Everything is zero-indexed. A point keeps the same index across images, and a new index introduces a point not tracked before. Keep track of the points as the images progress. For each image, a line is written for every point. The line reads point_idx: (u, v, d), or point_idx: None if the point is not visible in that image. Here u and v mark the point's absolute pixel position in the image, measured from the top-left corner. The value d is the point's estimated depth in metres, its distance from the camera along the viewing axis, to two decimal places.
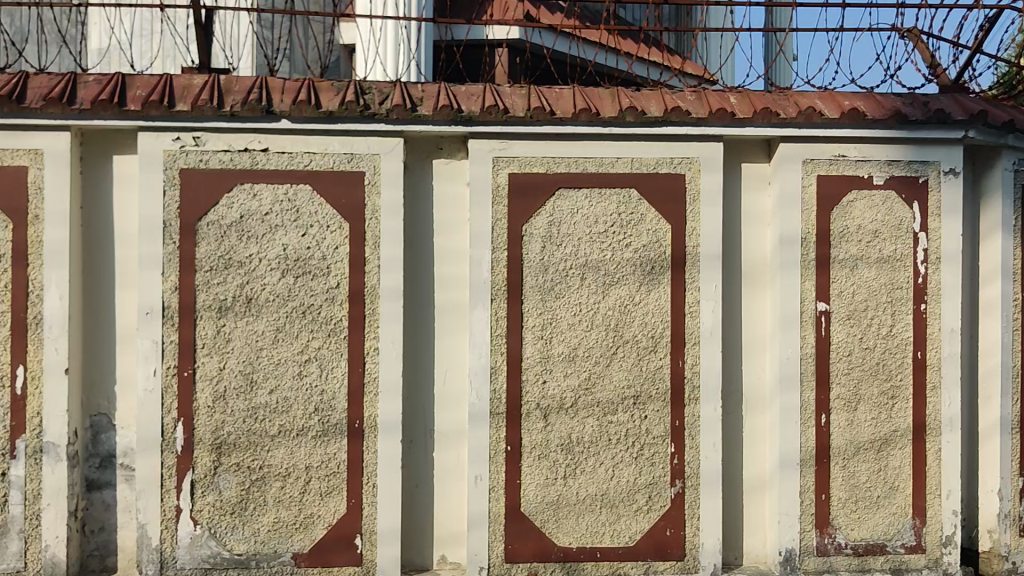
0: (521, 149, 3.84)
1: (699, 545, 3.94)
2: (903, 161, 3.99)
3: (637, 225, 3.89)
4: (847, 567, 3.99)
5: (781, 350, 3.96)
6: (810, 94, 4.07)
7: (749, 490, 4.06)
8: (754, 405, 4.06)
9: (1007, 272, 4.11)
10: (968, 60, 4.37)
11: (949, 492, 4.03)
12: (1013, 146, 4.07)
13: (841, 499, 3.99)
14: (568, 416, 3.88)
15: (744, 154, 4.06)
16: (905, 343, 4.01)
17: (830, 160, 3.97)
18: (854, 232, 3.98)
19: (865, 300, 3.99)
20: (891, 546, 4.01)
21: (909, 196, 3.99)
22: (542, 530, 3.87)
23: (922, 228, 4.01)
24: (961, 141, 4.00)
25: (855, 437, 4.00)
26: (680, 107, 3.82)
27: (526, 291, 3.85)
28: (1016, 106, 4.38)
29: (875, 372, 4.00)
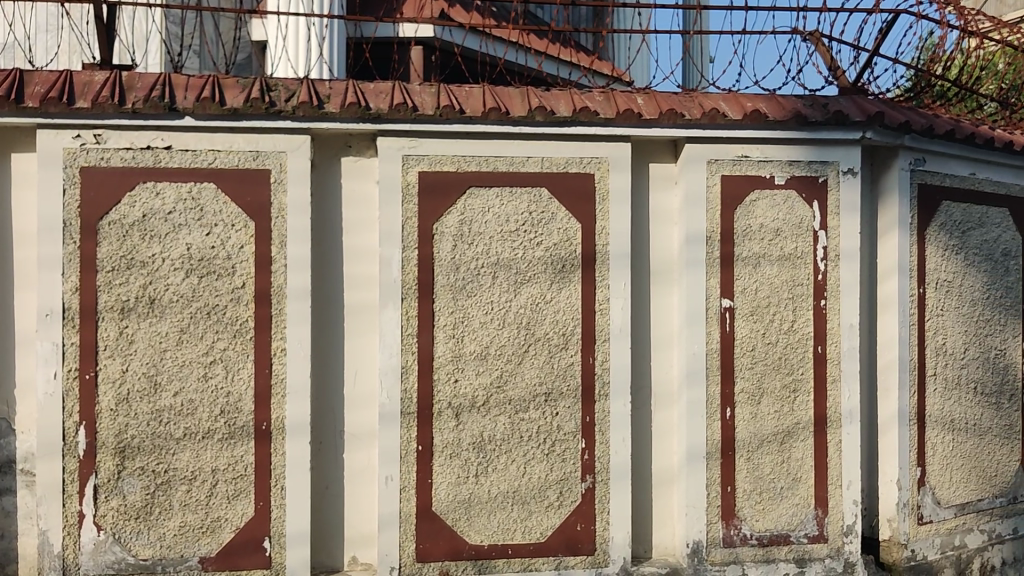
0: (430, 148, 3.83)
1: (609, 540, 3.98)
2: (804, 162, 4.09)
3: (547, 224, 3.93)
4: (752, 558, 4.08)
5: (688, 346, 4.02)
6: (715, 95, 4.14)
7: (659, 483, 4.12)
8: (663, 400, 4.12)
9: (904, 269, 4.25)
10: (867, 62, 4.50)
11: (849, 483, 4.16)
12: (909, 147, 4.21)
13: (746, 491, 4.08)
14: (479, 414, 3.89)
15: (651, 153, 4.12)
16: (806, 338, 4.12)
17: (734, 161, 4.05)
18: (756, 230, 4.07)
19: (768, 296, 4.09)
20: (794, 536, 4.11)
21: (809, 195, 4.11)
22: (453, 529, 3.87)
23: (822, 226, 4.13)
24: (859, 141, 4.12)
25: (759, 430, 4.09)
26: (589, 107, 3.86)
27: (437, 290, 3.84)
28: (913, 108, 4.52)
29: (777, 366, 4.10)
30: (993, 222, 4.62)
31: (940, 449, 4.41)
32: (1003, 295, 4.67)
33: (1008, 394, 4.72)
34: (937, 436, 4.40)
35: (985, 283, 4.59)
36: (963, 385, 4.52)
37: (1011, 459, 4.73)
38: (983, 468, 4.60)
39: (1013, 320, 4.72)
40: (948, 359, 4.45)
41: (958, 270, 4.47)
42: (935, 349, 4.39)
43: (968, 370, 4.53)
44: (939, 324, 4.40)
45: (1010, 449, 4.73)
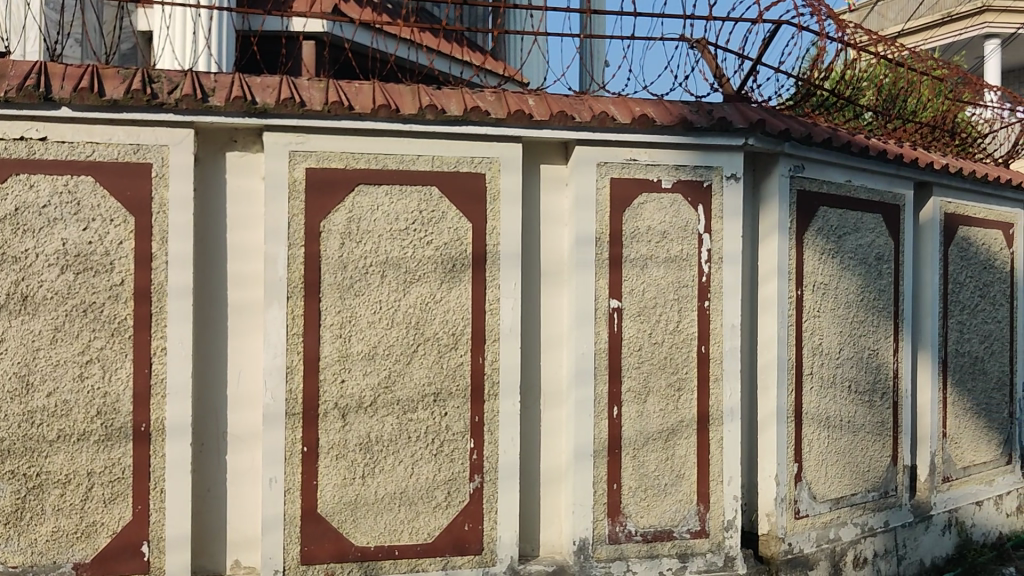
0: (318, 144, 3.78)
1: (496, 539, 4.00)
2: (689, 166, 4.19)
3: (437, 223, 3.92)
4: (637, 554, 4.15)
5: (576, 346, 4.06)
6: (605, 99, 4.21)
7: (546, 482, 4.17)
8: (551, 400, 4.16)
9: (783, 271, 4.39)
10: (751, 70, 4.63)
11: (729, 479, 4.28)
12: (789, 153, 4.36)
13: (631, 488, 4.15)
14: (366, 415, 3.86)
15: (541, 155, 4.15)
16: (691, 337, 4.23)
17: (623, 164, 4.11)
18: (643, 233, 4.15)
19: (654, 297, 4.17)
20: (677, 532, 4.21)
21: (693, 199, 4.21)
22: (339, 531, 3.84)
23: (706, 229, 4.23)
24: (741, 148, 4.24)
25: (645, 428, 4.17)
26: (479, 107, 3.88)
27: (324, 289, 3.80)
28: (793, 116, 4.67)
29: (662, 365, 4.19)
30: (867, 227, 4.83)
31: (816, 445, 4.58)
32: (876, 297, 4.87)
33: (880, 392, 4.93)
34: (813, 433, 4.57)
35: (859, 285, 4.78)
36: (838, 383, 4.70)
37: (882, 455, 4.94)
38: (856, 463, 4.79)
39: (885, 321, 4.94)
40: (823, 359, 4.62)
41: (834, 273, 4.65)
42: (811, 349, 4.55)
43: (843, 369, 4.72)
44: (816, 325, 4.57)
45: (882, 445, 4.94)
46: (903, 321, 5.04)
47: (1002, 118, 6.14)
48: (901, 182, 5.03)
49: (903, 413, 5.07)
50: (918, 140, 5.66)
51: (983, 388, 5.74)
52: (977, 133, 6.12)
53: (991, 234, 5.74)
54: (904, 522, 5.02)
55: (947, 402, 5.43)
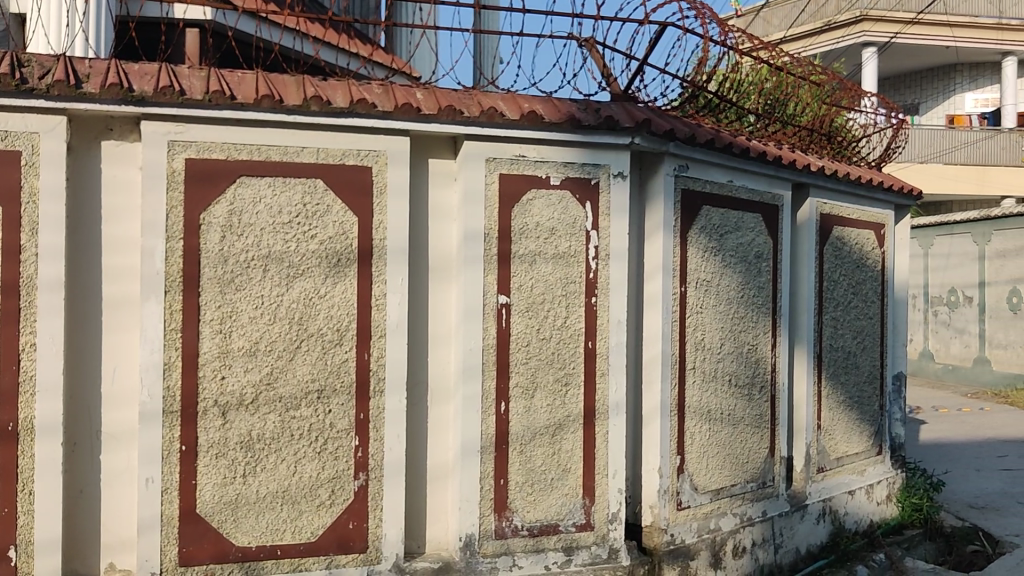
0: (199, 134, 3.67)
1: (381, 536, 3.96)
2: (577, 164, 4.24)
3: (322, 216, 3.86)
4: (523, 549, 4.17)
5: (463, 342, 4.05)
6: (494, 95, 4.21)
7: (433, 478, 4.16)
8: (438, 396, 4.16)
9: (667, 269, 4.47)
10: (637, 70, 4.69)
11: (614, 473, 4.35)
12: (673, 153, 4.44)
13: (517, 483, 4.16)
14: (247, 413, 3.77)
15: (430, 149, 4.13)
16: (577, 333, 4.27)
17: (512, 160, 4.12)
18: (532, 229, 4.17)
19: (542, 293, 4.20)
20: (563, 526, 4.25)
21: (581, 196, 4.26)
22: (219, 531, 3.74)
23: (593, 227, 4.29)
24: (628, 147, 4.30)
25: (532, 423, 4.19)
26: (365, 99, 3.82)
27: (203, 283, 3.70)
28: (678, 116, 4.76)
29: (550, 361, 4.23)
30: (747, 226, 4.97)
31: (698, 438, 4.69)
32: (755, 294, 5.02)
33: (759, 386, 5.09)
34: (694, 426, 4.68)
35: (739, 283, 4.92)
36: (719, 377, 4.83)
37: (760, 447, 5.09)
38: (735, 455, 4.92)
39: (764, 317, 5.09)
40: (705, 354, 4.74)
41: (715, 270, 4.77)
42: (694, 344, 4.66)
43: (723, 364, 4.85)
44: (698, 321, 4.68)
45: (760, 437, 5.10)
46: (780, 317, 5.20)
47: (876, 123, 6.39)
48: (780, 183, 5.20)
49: (780, 406, 5.24)
50: (797, 143, 5.85)
51: (855, 381, 5.98)
52: (852, 136, 6.35)
53: (863, 234, 5.99)
54: (781, 512, 5.18)
55: (822, 395, 5.64)
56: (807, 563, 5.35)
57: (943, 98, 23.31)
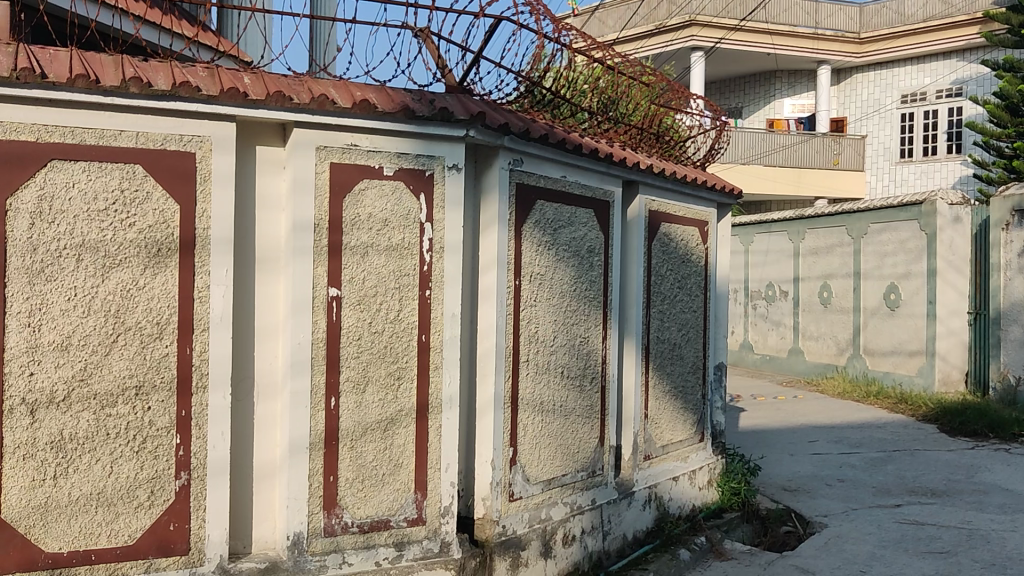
0: (5, 113, 3.40)
1: (205, 538, 3.81)
2: (411, 154, 4.19)
3: (141, 204, 3.67)
4: (352, 546, 4.10)
5: (291, 336, 3.95)
6: (326, 81, 4.11)
7: (260, 475, 4.04)
8: (265, 391, 4.04)
9: (501, 262, 4.49)
10: (473, 63, 4.68)
11: (446, 466, 4.34)
12: (508, 148, 4.46)
13: (347, 479, 4.09)
14: (59, 411, 3.54)
15: (258, 136, 3.99)
16: (410, 326, 4.23)
17: (343, 149, 4.03)
18: (364, 220, 4.10)
19: (375, 285, 4.13)
20: (394, 521, 4.20)
21: (415, 187, 4.21)
22: (27, 537, 3.51)
23: (427, 218, 4.25)
24: (462, 139, 4.29)
25: (362, 418, 4.12)
26: (189, 82, 3.64)
27: (10, 272, 3.46)
28: (512, 110, 4.79)
29: (382, 355, 4.17)
30: (580, 221, 5.05)
31: (530, 429, 4.74)
32: (587, 288, 5.12)
33: (590, 377, 5.19)
34: (527, 418, 4.73)
35: (572, 276, 5.00)
36: (551, 369, 4.89)
37: (590, 436, 5.20)
38: (566, 446, 5.01)
39: (595, 310, 5.20)
40: (538, 346, 4.80)
41: (549, 264, 4.83)
42: (527, 337, 4.71)
43: (556, 356, 4.92)
44: (532, 314, 4.73)
45: (590, 427, 5.21)
46: (611, 310, 5.33)
47: (701, 125, 6.65)
48: (611, 179, 5.32)
49: (609, 397, 5.37)
50: (627, 141, 6.01)
51: (680, 372, 6.19)
52: (680, 137, 6.58)
53: (689, 231, 6.21)
54: (609, 499, 5.32)
55: (649, 385, 5.81)
56: (633, 548, 5.51)
57: (763, 102, 24.55)
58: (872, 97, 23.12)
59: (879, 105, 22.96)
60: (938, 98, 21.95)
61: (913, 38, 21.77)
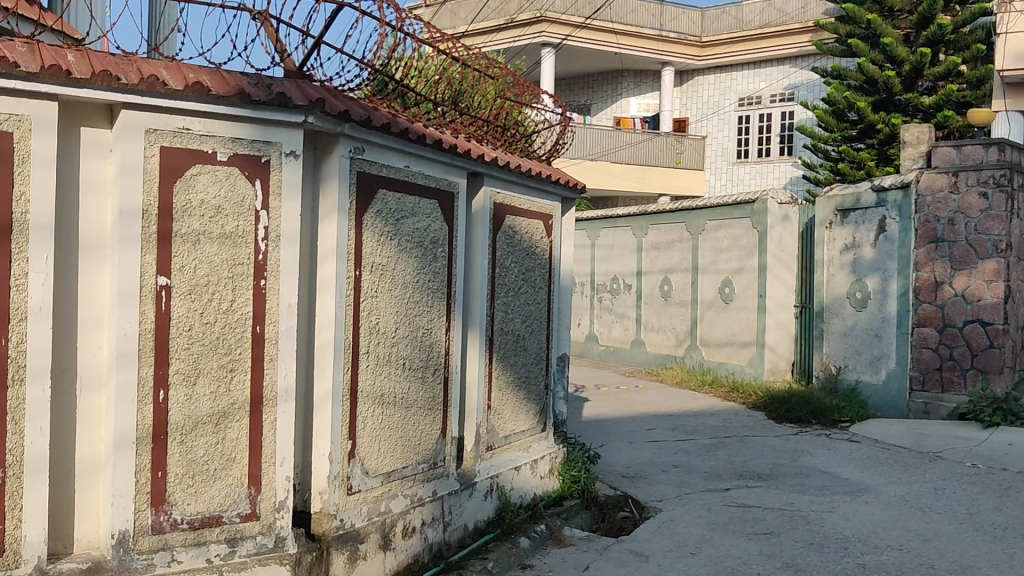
0: None
1: (21, 538, 3.60)
2: (246, 140, 4.07)
3: None
4: (181, 543, 3.96)
5: (117, 326, 3.77)
6: (157, 62, 3.94)
7: (83, 472, 3.85)
8: (89, 385, 3.85)
9: (341, 252, 4.43)
10: (312, 48, 4.60)
11: (282, 460, 4.25)
12: (348, 135, 4.40)
13: (177, 475, 3.95)
14: None
15: (82, 116, 3.78)
16: (244, 317, 4.12)
17: (174, 132, 3.88)
18: (196, 207, 3.96)
19: (207, 275, 4.00)
20: (226, 517, 4.09)
21: (251, 173, 4.10)
22: None
23: (263, 206, 4.14)
24: (301, 126, 4.20)
25: (193, 412, 3.98)
26: (5, 57, 3.42)
27: None
28: (354, 98, 4.73)
29: (214, 346, 4.04)
30: (423, 212, 5.04)
31: (369, 422, 4.70)
32: (430, 279, 5.11)
33: (432, 368, 5.19)
34: (366, 411, 4.68)
35: (414, 268, 4.98)
36: (393, 361, 4.87)
37: (432, 428, 5.20)
38: (407, 438, 4.99)
39: (438, 302, 5.20)
40: (379, 338, 4.76)
41: (391, 255, 4.79)
42: (367, 328, 4.66)
43: (398, 347, 4.90)
44: (372, 305, 4.69)
45: (432, 419, 5.21)
46: (454, 302, 5.34)
47: (549, 121, 6.73)
48: (455, 170, 5.32)
49: (452, 388, 5.39)
50: (474, 133, 6.02)
51: (523, 362, 6.26)
52: (528, 131, 6.64)
53: (533, 224, 6.28)
54: (450, 490, 5.33)
55: (492, 376, 5.86)
56: (473, 538, 5.54)
57: (610, 99, 25.14)
58: (712, 99, 24.04)
59: (718, 108, 23.89)
60: (772, 102, 23.15)
61: (750, 44, 22.82)
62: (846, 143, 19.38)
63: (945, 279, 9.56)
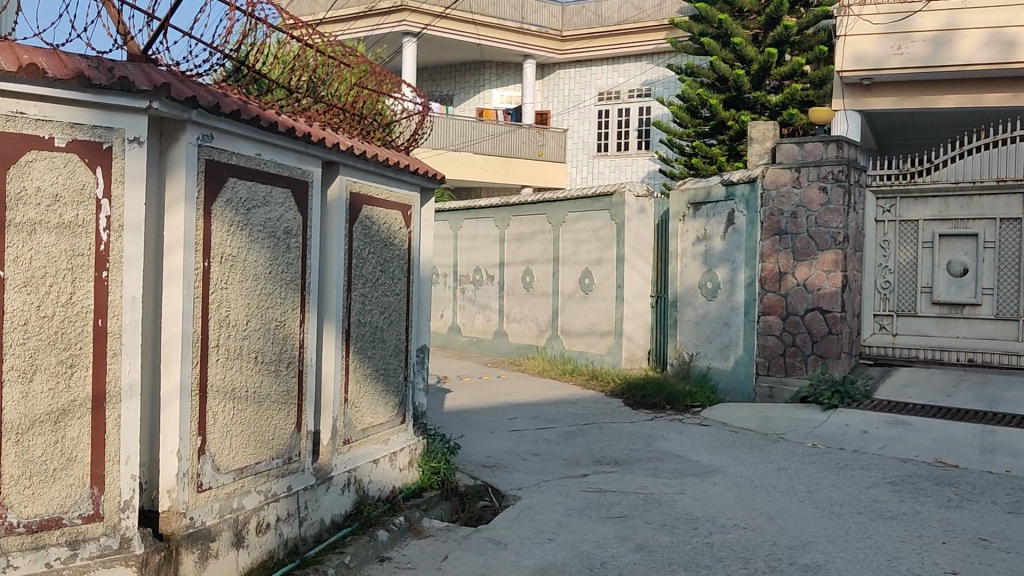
0: None
1: None
2: (87, 125, 3.90)
3: None
4: (18, 548, 3.77)
5: None
6: None
7: None
8: None
9: (189, 243, 4.30)
10: (157, 32, 4.44)
11: (126, 458, 4.09)
12: (196, 122, 4.27)
13: (13, 477, 3.75)
14: None
15: None
16: (85, 310, 3.95)
17: (7, 116, 3.68)
18: (31, 194, 3.78)
19: (43, 266, 3.82)
20: (67, 518, 3.92)
21: (91, 160, 3.93)
22: None
23: (105, 194, 3.98)
24: (145, 111, 4.05)
25: (30, 410, 3.79)
26: None
27: None
28: (203, 85, 4.59)
29: (52, 341, 3.85)
30: (275, 201, 4.94)
31: (220, 417, 4.58)
32: (283, 270, 5.02)
33: (286, 361, 5.10)
34: (217, 406, 4.56)
35: (266, 258, 4.88)
36: (244, 354, 4.76)
37: (286, 423, 5.11)
38: (259, 433, 4.89)
39: (291, 294, 5.11)
40: (230, 331, 4.65)
41: (242, 245, 4.68)
42: (217, 321, 4.54)
43: (249, 340, 4.79)
44: (222, 297, 4.57)
45: (286, 413, 5.12)
46: (308, 294, 5.26)
47: (407, 110, 6.68)
48: (309, 159, 5.24)
49: (307, 381, 5.31)
50: (329, 121, 5.93)
51: (380, 355, 6.22)
52: (386, 120, 6.59)
53: (390, 214, 6.24)
54: (305, 485, 5.26)
55: (349, 368, 5.80)
56: (330, 533, 5.49)
57: (473, 90, 25.20)
58: (572, 93, 24.44)
59: (578, 102, 24.32)
60: (630, 98, 23.70)
61: (609, 39, 23.31)
62: (700, 138, 20.08)
63: (788, 269, 10.04)
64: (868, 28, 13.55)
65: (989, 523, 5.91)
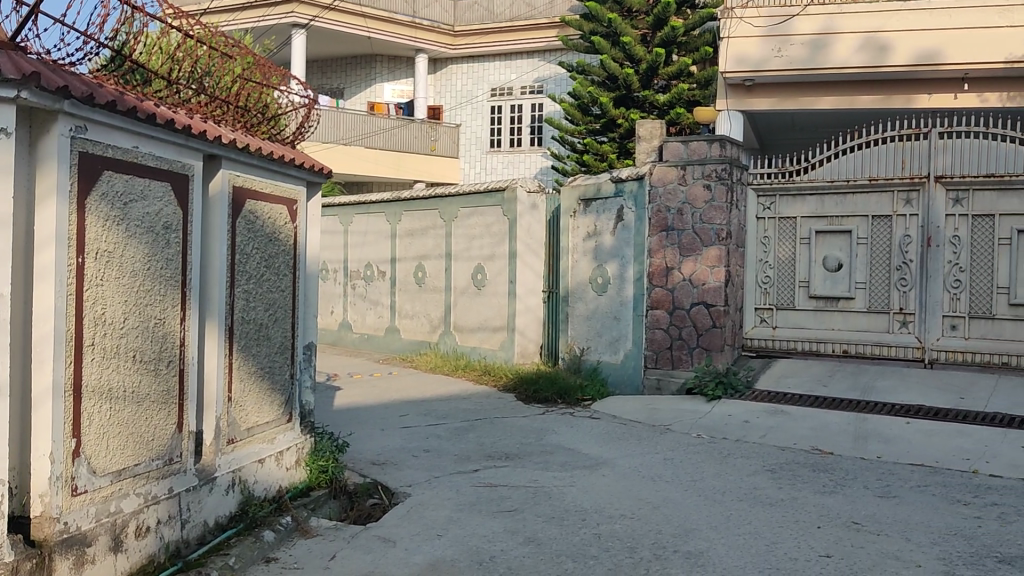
0: None
1: None
2: None
3: None
4: None
5: None
6: None
7: None
8: None
9: (61, 239, 4.15)
10: (26, 19, 4.26)
11: None
12: (68, 113, 4.11)
13: None
14: None
15: None
16: None
17: None
18: None
19: None
20: None
21: None
22: None
23: None
24: (13, 101, 3.87)
25: None
26: None
27: None
28: (76, 74, 4.42)
29: None
30: (153, 196, 4.80)
31: (96, 418, 4.43)
32: (162, 266, 4.88)
33: (165, 360, 4.97)
34: (93, 407, 4.41)
35: (143, 254, 4.74)
36: (121, 353, 4.61)
37: (166, 423, 4.98)
38: (138, 434, 4.75)
39: (171, 290, 4.98)
40: (106, 330, 4.50)
41: (118, 241, 4.54)
42: (93, 319, 4.39)
43: (127, 339, 4.65)
44: (97, 294, 4.42)
45: (166, 414, 4.99)
46: (189, 291, 5.14)
47: (293, 102, 6.56)
48: (190, 152, 5.11)
49: (188, 381, 5.18)
50: (211, 114, 5.78)
51: (265, 352, 6.11)
52: (271, 112, 6.45)
53: (275, 209, 6.13)
54: (187, 487, 5.13)
55: (232, 366, 5.68)
56: (214, 534, 5.37)
57: (364, 84, 24.93)
58: (465, 88, 24.44)
59: (470, 97, 24.35)
60: (522, 94, 23.85)
61: (500, 35, 23.46)
62: (592, 136, 20.41)
63: (675, 265, 10.30)
64: (750, 30, 14.03)
65: (860, 508, 6.18)
